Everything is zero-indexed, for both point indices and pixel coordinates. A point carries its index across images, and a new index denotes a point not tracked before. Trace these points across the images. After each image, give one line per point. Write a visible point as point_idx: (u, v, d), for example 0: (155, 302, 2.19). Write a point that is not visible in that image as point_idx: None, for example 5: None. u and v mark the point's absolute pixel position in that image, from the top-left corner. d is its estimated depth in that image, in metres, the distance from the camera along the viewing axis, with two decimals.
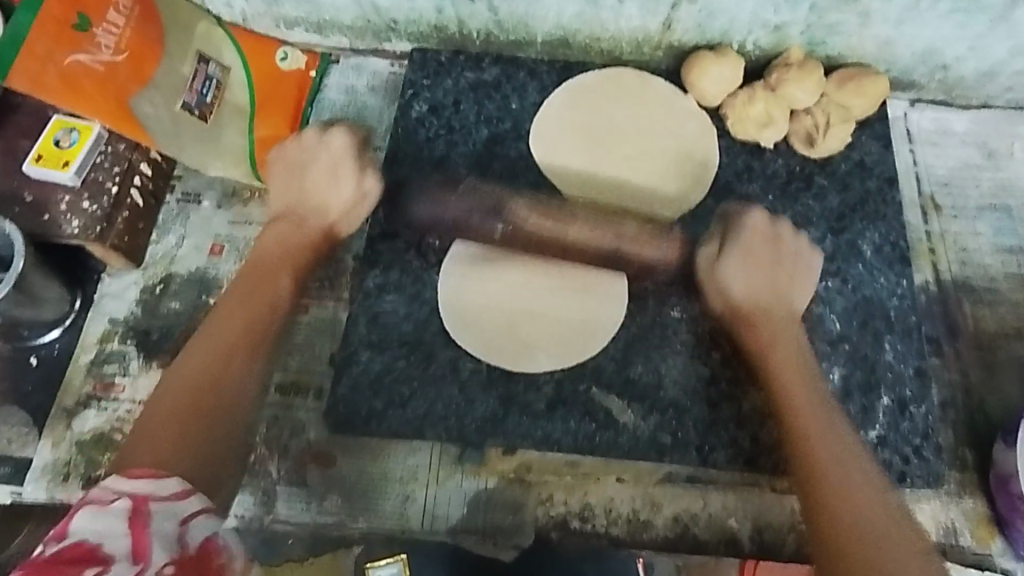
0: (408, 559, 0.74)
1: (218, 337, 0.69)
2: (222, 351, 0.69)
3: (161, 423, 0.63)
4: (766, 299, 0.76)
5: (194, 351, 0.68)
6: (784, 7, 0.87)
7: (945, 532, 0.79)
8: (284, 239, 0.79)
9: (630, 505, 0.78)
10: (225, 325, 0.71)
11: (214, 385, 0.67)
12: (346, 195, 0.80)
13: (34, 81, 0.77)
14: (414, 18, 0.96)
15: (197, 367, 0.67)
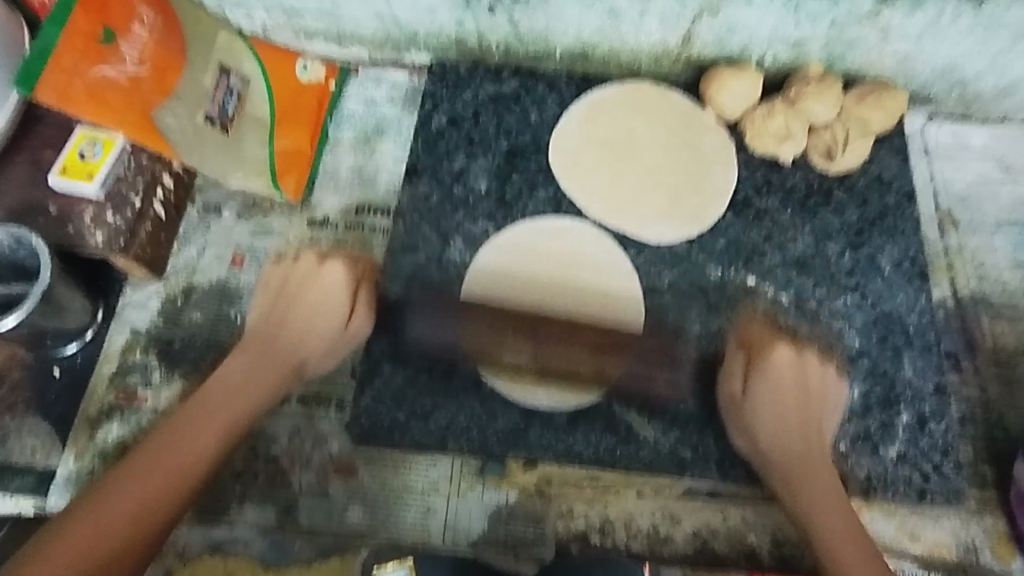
0: (415, 561, 0.71)
1: (185, 439, 0.67)
2: (183, 456, 0.65)
3: (104, 520, 0.60)
4: (804, 445, 0.72)
5: (153, 447, 0.65)
6: (805, 23, 0.88)
7: (966, 549, 0.78)
8: (253, 370, 0.74)
9: (650, 519, 0.78)
10: (198, 424, 0.68)
11: (174, 489, 0.64)
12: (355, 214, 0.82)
13: (61, 93, 0.78)
14: (434, 31, 0.96)
15: (155, 469, 0.64)
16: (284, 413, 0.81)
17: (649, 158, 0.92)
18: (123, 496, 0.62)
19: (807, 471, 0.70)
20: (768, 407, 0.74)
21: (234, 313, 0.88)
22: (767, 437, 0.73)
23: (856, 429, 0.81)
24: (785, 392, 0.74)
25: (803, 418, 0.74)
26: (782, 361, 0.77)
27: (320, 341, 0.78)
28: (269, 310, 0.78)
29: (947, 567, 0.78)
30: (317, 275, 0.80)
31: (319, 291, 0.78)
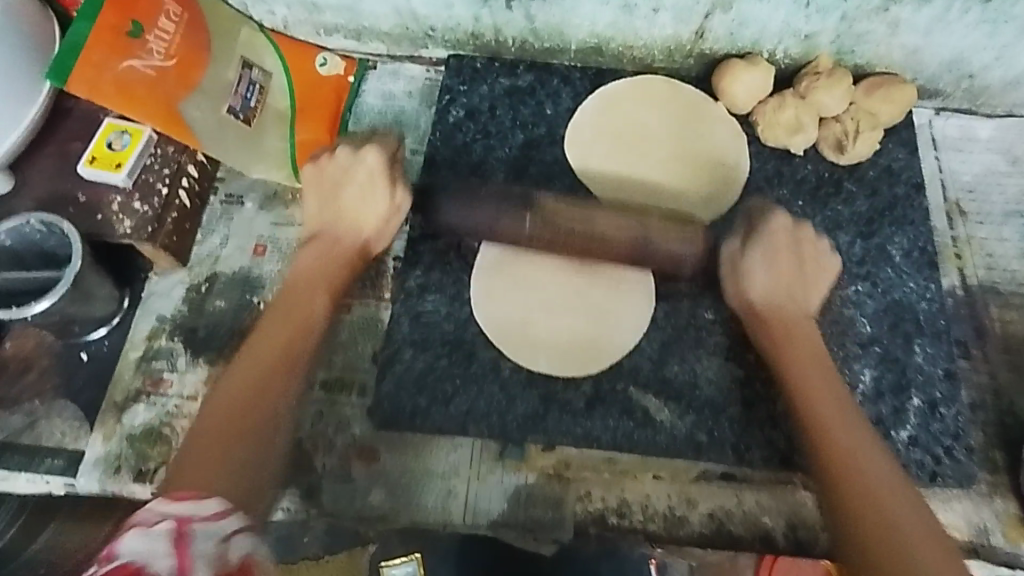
0: (422, 558, 0.77)
1: (257, 370, 0.70)
2: (267, 387, 0.70)
3: (223, 403, 0.67)
4: (783, 305, 0.79)
5: (226, 395, 0.68)
6: (815, 17, 0.90)
7: (976, 531, 0.80)
8: (321, 257, 0.81)
9: (667, 502, 0.80)
10: (261, 368, 0.71)
11: (257, 412, 0.68)
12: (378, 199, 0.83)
13: (92, 87, 0.82)
14: (452, 25, 0.98)
15: (238, 408, 0.67)
16: (307, 398, 0.83)
17: (661, 148, 0.94)
18: (226, 423, 0.66)
19: (797, 362, 0.74)
20: (773, 293, 0.79)
21: (257, 301, 0.90)
22: (762, 293, 0.79)
23: (868, 413, 0.82)
24: (784, 257, 0.80)
25: (793, 278, 0.79)
26: (780, 226, 0.81)
27: (372, 220, 0.83)
28: (317, 206, 0.83)
29: (957, 549, 0.80)
30: (352, 163, 0.83)
31: (355, 185, 0.83)
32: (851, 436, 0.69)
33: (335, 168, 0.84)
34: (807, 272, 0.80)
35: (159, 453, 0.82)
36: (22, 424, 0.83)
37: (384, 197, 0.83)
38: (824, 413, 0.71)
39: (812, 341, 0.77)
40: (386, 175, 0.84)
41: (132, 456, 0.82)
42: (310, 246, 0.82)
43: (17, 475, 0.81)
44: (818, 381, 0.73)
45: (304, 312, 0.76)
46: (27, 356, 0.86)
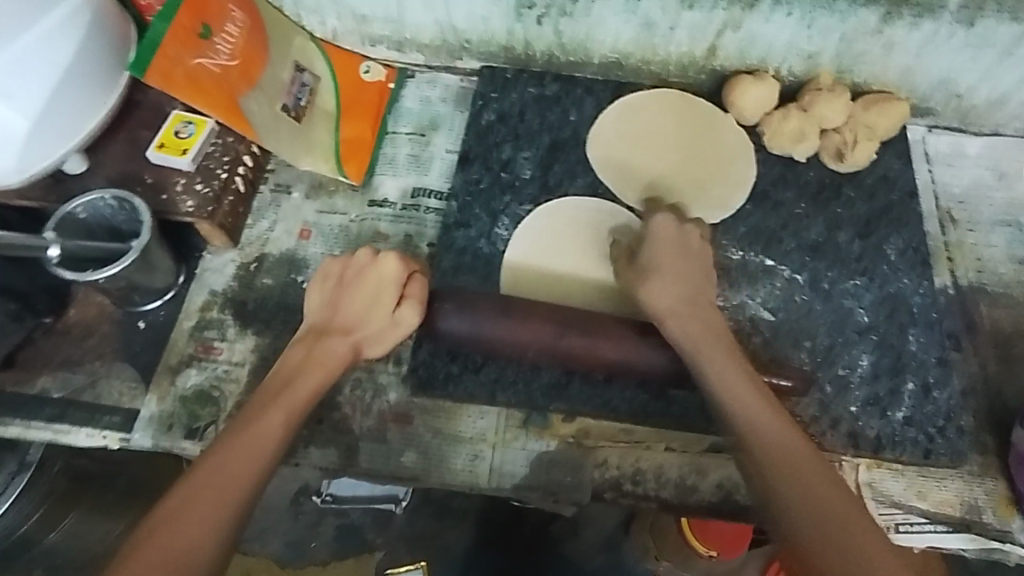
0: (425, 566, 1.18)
1: (209, 499, 0.64)
2: (205, 513, 0.64)
3: (190, 514, 0.63)
4: (708, 335, 0.77)
5: (183, 514, 0.63)
6: (817, 37, 0.99)
7: (968, 508, 0.86)
8: (309, 353, 0.78)
9: (678, 471, 0.86)
10: (208, 500, 0.64)
11: (206, 538, 0.63)
12: (387, 272, 0.81)
13: (166, 79, 0.90)
14: (486, 38, 1.08)
15: (180, 535, 0.62)
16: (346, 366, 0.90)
17: (676, 153, 1.03)
18: (160, 558, 0.61)
19: (703, 340, 0.77)
20: (674, 308, 0.79)
21: (301, 279, 0.97)
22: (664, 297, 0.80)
23: (866, 394, 0.89)
24: (676, 258, 0.82)
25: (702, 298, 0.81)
26: (660, 242, 0.84)
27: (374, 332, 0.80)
28: (324, 305, 0.82)
29: (951, 522, 0.85)
30: (368, 269, 0.81)
31: (363, 295, 0.80)
32: (741, 401, 0.72)
33: (348, 270, 0.82)
34: (706, 279, 0.83)
35: (208, 413, 0.88)
36: (83, 383, 0.90)
37: (390, 316, 0.80)
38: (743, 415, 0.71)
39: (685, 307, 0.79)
40: (391, 306, 0.80)
41: (184, 415, 0.88)
42: (299, 345, 0.79)
43: (77, 429, 0.87)
44: (735, 389, 0.73)
45: (292, 394, 0.74)
46: (89, 322, 0.93)
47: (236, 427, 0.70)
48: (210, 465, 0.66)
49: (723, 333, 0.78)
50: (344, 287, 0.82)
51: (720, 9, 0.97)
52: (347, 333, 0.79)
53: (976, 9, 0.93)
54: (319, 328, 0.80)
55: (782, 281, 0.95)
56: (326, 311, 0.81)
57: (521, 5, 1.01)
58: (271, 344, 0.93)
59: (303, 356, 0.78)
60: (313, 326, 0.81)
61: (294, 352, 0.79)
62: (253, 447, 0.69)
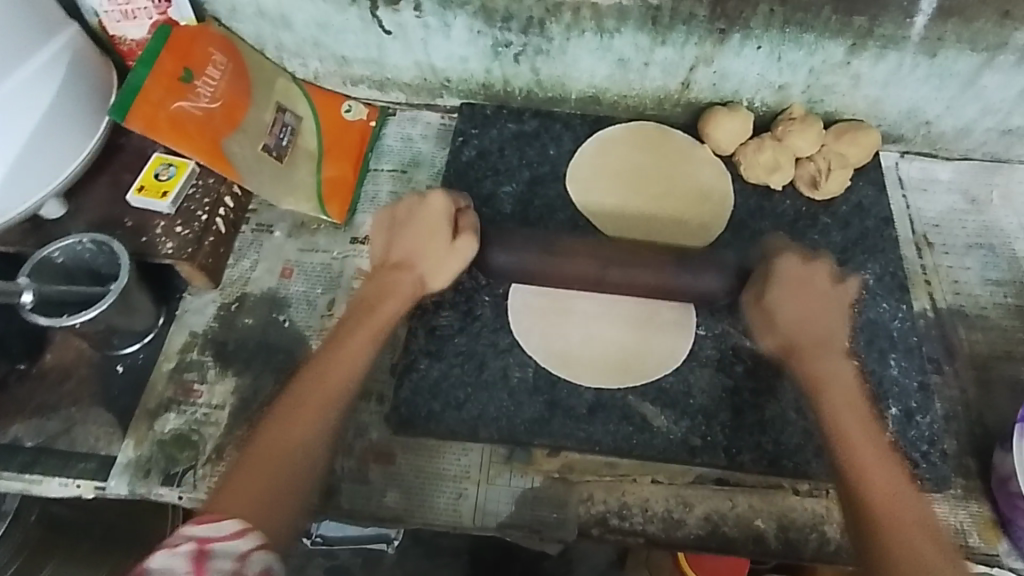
0: None
1: (299, 424, 0.73)
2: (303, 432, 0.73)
3: (281, 440, 0.72)
4: (816, 335, 0.80)
5: (274, 439, 0.72)
6: (787, 70, 1.02)
7: (954, 533, 0.85)
8: (381, 287, 0.84)
9: (665, 505, 0.85)
10: (298, 422, 0.73)
11: (297, 462, 0.71)
12: (438, 208, 0.86)
13: (147, 123, 0.91)
14: (465, 77, 1.10)
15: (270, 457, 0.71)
16: None
17: (654, 186, 1.04)
18: (258, 475, 0.69)
19: (815, 345, 0.80)
20: (790, 310, 0.81)
21: (283, 318, 0.97)
22: (782, 312, 0.82)
23: None
24: (803, 284, 0.82)
25: (831, 305, 0.82)
26: (791, 265, 0.83)
27: (435, 264, 0.85)
28: (386, 243, 0.87)
29: None
30: (419, 209, 0.87)
31: (417, 228, 0.86)
32: (851, 411, 0.75)
33: (399, 210, 0.87)
34: (831, 311, 0.81)
35: (186, 457, 0.87)
36: (59, 429, 0.89)
37: (448, 244, 0.85)
38: (829, 411, 0.76)
39: (812, 323, 0.80)
40: (446, 216, 0.86)
41: (162, 459, 0.87)
42: (369, 281, 0.86)
43: (48, 479, 0.86)
44: (831, 391, 0.77)
45: (366, 328, 0.81)
46: (66, 367, 0.93)
47: (321, 359, 0.78)
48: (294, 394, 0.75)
49: (836, 338, 0.80)
50: (400, 226, 0.87)
51: (691, 44, 1.00)
52: (409, 267, 0.85)
53: (936, 40, 0.96)
54: (387, 264, 0.86)
55: None
56: (390, 247, 0.87)
57: (498, 44, 1.03)
58: (251, 384, 0.92)
59: (376, 290, 0.85)
60: (382, 262, 0.87)
61: (369, 288, 0.85)
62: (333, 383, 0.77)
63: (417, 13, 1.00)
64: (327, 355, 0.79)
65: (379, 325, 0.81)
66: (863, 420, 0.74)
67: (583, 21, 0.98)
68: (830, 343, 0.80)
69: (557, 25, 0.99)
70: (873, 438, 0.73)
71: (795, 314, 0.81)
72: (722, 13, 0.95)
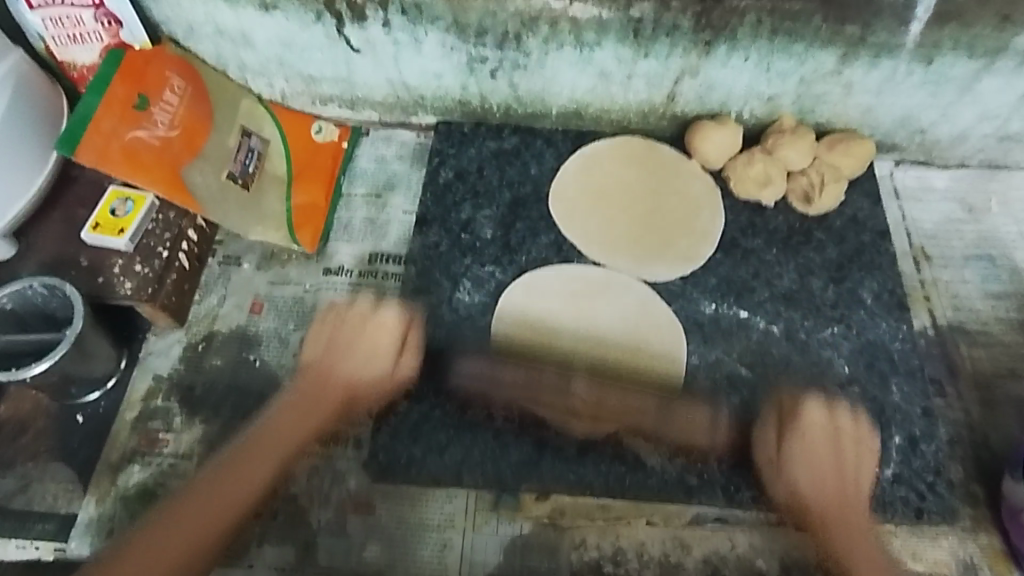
0: None
1: (232, 475, 0.71)
2: (238, 485, 0.70)
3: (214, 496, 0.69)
4: (834, 504, 0.74)
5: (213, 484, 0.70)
6: (776, 80, 0.97)
7: (964, 566, 0.82)
8: (298, 414, 0.77)
9: (661, 548, 0.81)
10: (236, 473, 0.71)
11: (230, 511, 0.69)
12: (389, 327, 0.81)
13: (99, 154, 0.86)
14: (440, 93, 1.04)
15: (208, 501, 0.69)
16: None
17: (640, 205, 0.99)
18: (194, 513, 0.68)
19: (837, 507, 0.74)
20: (814, 463, 0.74)
21: (253, 358, 0.92)
22: (802, 483, 0.75)
23: None
24: (825, 450, 0.75)
25: (848, 455, 0.76)
26: (815, 414, 0.77)
27: (366, 382, 0.79)
28: (324, 351, 0.80)
29: None
30: (366, 323, 0.81)
31: (358, 358, 0.80)
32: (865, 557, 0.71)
33: (342, 331, 0.80)
34: (850, 472, 0.75)
35: (152, 513, 0.82)
36: (14, 487, 0.83)
37: (395, 315, 0.82)
38: (852, 558, 0.70)
39: (835, 487, 0.74)
40: (393, 344, 0.81)
41: (126, 517, 0.81)
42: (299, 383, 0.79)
43: (6, 540, 0.81)
44: (827, 501, 0.74)
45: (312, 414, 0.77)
46: (22, 420, 0.87)
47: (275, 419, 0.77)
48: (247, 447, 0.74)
49: (852, 496, 0.74)
50: (342, 345, 0.80)
51: (675, 56, 0.95)
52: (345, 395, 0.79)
53: (932, 47, 0.91)
54: (319, 377, 0.79)
55: (758, 334, 0.92)
56: (325, 353, 0.80)
57: (472, 60, 0.98)
58: (221, 431, 0.87)
59: (307, 393, 0.79)
60: (313, 372, 0.80)
61: (284, 417, 0.77)
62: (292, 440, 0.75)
63: (386, 29, 0.95)
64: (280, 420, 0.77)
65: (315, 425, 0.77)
66: (861, 530, 0.73)
67: (561, 34, 0.93)
68: (845, 488, 0.74)
69: (534, 39, 0.94)
70: (865, 537, 0.73)
71: (815, 473, 0.75)
72: (707, 23, 0.90)
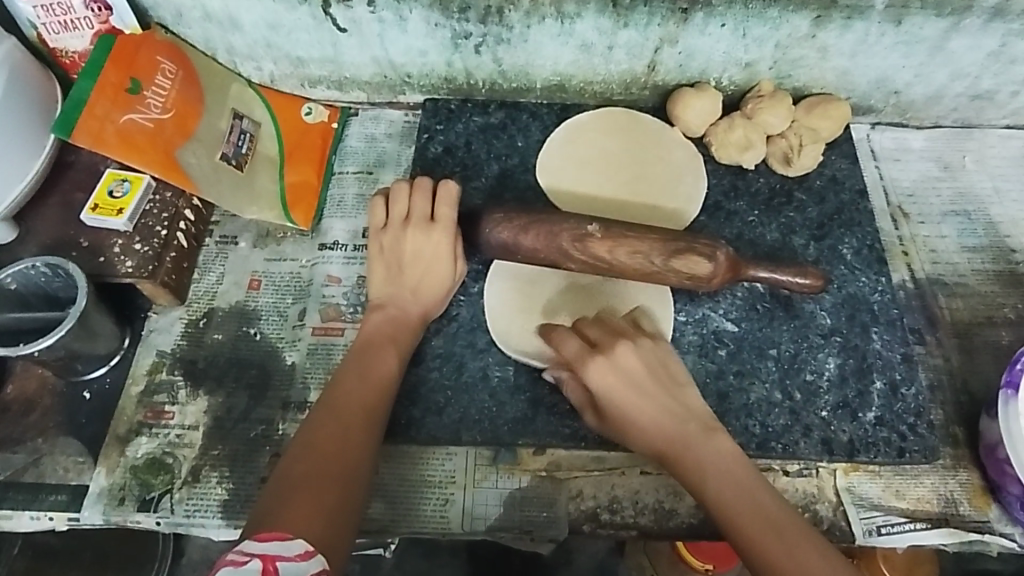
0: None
1: (335, 443, 0.73)
2: (355, 447, 0.73)
3: (329, 436, 0.73)
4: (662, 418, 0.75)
5: (319, 431, 0.74)
6: (753, 46, 1.00)
7: (945, 502, 0.85)
8: (391, 325, 0.84)
9: (655, 495, 0.84)
10: (347, 416, 0.76)
11: (351, 452, 0.73)
12: (441, 237, 0.87)
13: (94, 137, 0.89)
14: (426, 71, 1.07)
15: (328, 439, 0.73)
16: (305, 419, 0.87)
17: (625, 173, 1.02)
18: (323, 454, 0.72)
19: (664, 431, 0.74)
20: (614, 392, 0.76)
21: (254, 331, 0.94)
22: (641, 417, 0.75)
23: (836, 398, 0.87)
24: (624, 364, 0.77)
25: (660, 387, 0.76)
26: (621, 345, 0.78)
27: (435, 290, 0.87)
28: (386, 277, 0.87)
29: (930, 519, 0.84)
30: (421, 242, 0.86)
31: (424, 263, 0.86)
32: (738, 501, 0.69)
33: (406, 246, 0.87)
34: (650, 384, 0.76)
35: (162, 482, 0.84)
36: (26, 462, 0.86)
37: (448, 270, 0.87)
38: (710, 487, 0.70)
39: (659, 423, 0.74)
40: (449, 256, 0.87)
41: (136, 486, 0.84)
42: (373, 314, 0.86)
43: (21, 512, 0.84)
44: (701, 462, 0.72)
45: (386, 352, 0.82)
46: (30, 397, 0.89)
47: (351, 371, 0.80)
48: (342, 394, 0.78)
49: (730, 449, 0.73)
50: (396, 264, 0.87)
51: (654, 25, 0.98)
52: (413, 304, 0.86)
53: (902, 7, 0.94)
54: (392, 300, 0.86)
55: (742, 291, 0.93)
56: (391, 286, 0.87)
57: (457, 36, 1.00)
58: (225, 402, 0.89)
59: (381, 328, 0.84)
60: (388, 297, 0.87)
61: (375, 320, 0.85)
62: (373, 392, 0.79)
63: (370, 8, 0.97)
64: (351, 366, 0.81)
65: (408, 339, 0.84)
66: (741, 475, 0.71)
67: (542, 7, 0.95)
68: (693, 428, 0.74)
69: (516, 12, 0.96)
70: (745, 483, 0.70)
71: (647, 405, 0.75)
72: None
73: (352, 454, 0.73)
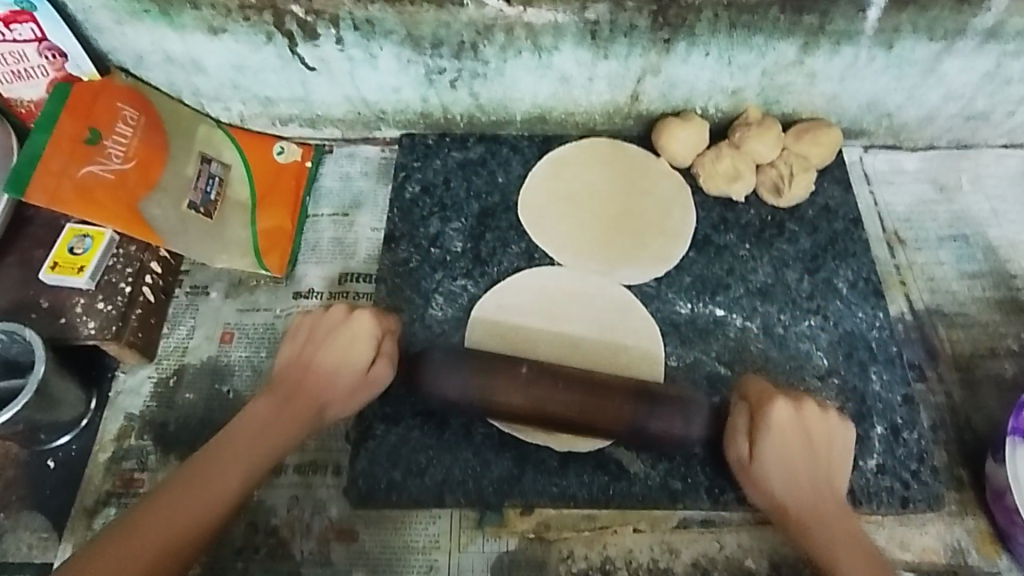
0: None
1: (187, 499, 0.68)
2: (197, 509, 0.68)
3: (183, 491, 0.68)
4: (818, 504, 0.74)
5: (191, 478, 0.69)
6: (738, 73, 0.96)
7: (952, 552, 0.82)
8: (277, 411, 0.76)
9: (650, 554, 0.80)
10: (200, 490, 0.69)
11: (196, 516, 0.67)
12: (358, 330, 0.78)
13: (50, 195, 0.85)
14: (401, 107, 1.03)
15: (186, 492, 0.68)
16: (282, 484, 0.84)
17: (610, 208, 0.98)
18: (176, 504, 0.67)
19: (813, 512, 0.73)
20: (789, 464, 0.74)
21: (226, 389, 0.90)
22: (778, 483, 0.74)
23: None
24: (795, 438, 0.75)
25: (822, 474, 0.75)
26: (782, 416, 0.75)
27: (342, 391, 0.77)
28: (296, 354, 0.79)
29: (937, 571, 0.81)
30: (342, 325, 0.79)
31: (335, 346, 0.78)
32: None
33: (321, 326, 0.79)
34: (821, 457, 0.75)
35: None
36: None
37: (363, 363, 0.78)
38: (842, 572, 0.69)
39: (800, 482, 0.74)
40: (367, 345, 0.78)
41: None
42: (268, 396, 0.77)
43: None
44: (834, 541, 0.71)
45: (276, 420, 0.75)
46: None
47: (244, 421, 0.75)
48: (232, 441, 0.73)
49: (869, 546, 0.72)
50: (313, 342, 0.79)
51: (636, 56, 0.94)
52: (317, 398, 0.77)
53: (893, 31, 0.91)
54: (293, 380, 0.78)
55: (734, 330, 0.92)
56: (297, 370, 0.78)
57: (431, 72, 0.96)
58: None
59: (260, 419, 0.75)
60: (292, 366, 0.78)
61: (263, 404, 0.76)
62: (252, 449, 0.73)
63: (339, 46, 0.93)
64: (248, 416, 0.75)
65: (295, 421, 0.75)
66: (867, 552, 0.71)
67: (517, 40, 0.92)
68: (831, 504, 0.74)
69: (491, 47, 0.93)
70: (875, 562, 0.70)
71: (791, 469, 0.74)
72: (664, 21, 0.90)
73: (195, 506, 0.68)
